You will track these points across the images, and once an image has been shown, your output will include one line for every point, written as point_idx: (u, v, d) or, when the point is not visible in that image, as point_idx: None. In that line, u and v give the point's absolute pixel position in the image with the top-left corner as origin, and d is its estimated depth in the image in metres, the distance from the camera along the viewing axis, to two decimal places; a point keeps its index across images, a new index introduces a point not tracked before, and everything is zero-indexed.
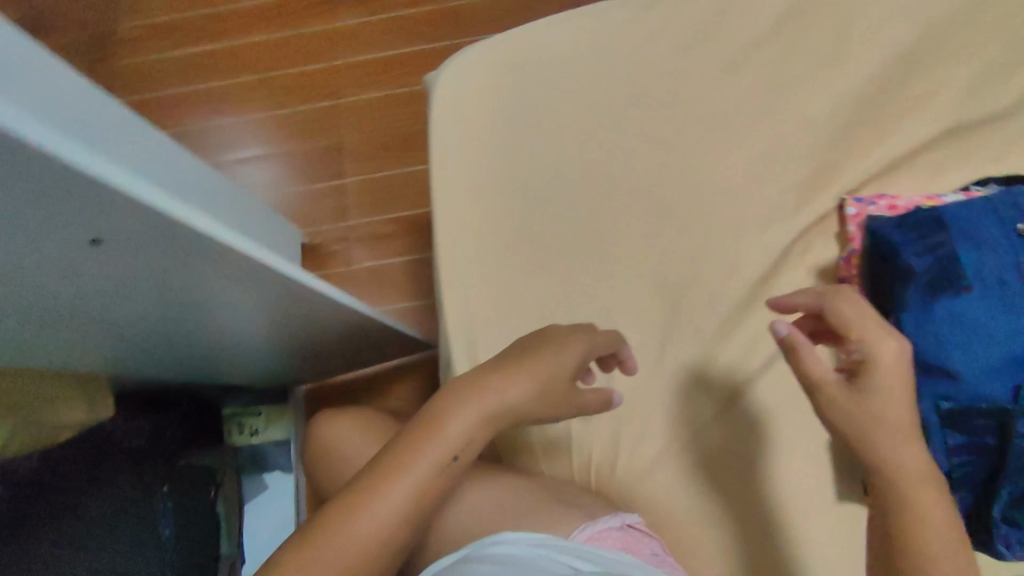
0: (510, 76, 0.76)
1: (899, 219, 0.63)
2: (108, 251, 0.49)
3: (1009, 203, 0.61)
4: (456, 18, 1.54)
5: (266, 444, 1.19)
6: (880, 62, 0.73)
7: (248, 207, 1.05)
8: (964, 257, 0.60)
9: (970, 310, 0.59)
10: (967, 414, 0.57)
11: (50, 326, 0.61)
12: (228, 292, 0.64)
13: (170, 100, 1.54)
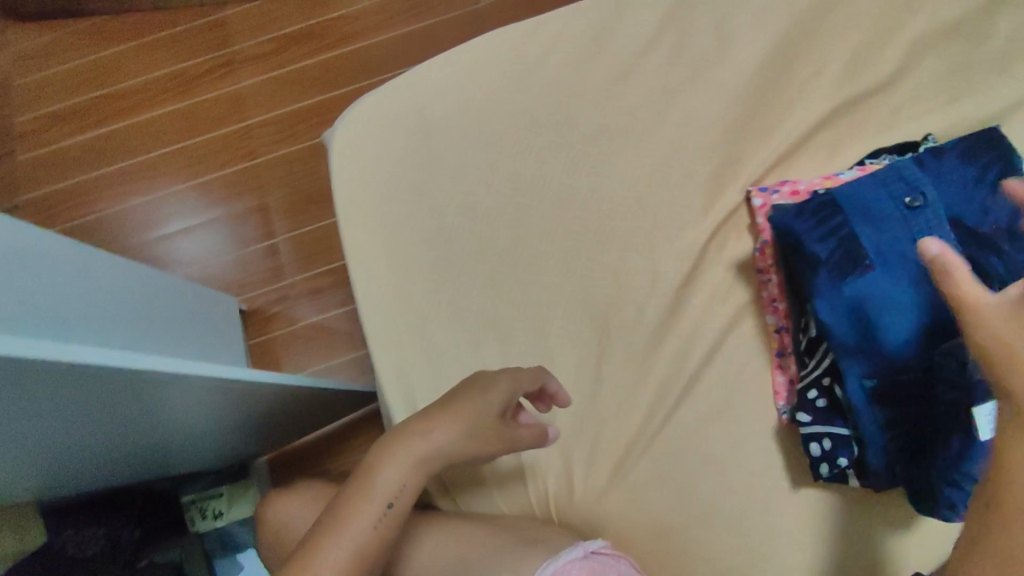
0: (400, 127, 0.78)
1: (798, 207, 0.65)
2: (94, 403, 0.58)
3: (896, 177, 0.64)
4: (363, 60, 1.54)
5: (231, 524, 1.14)
6: (757, 54, 0.75)
7: (203, 304, 1.11)
8: (862, 235, 0.63)
9: (876, 286, 0.61)
10: (891, 388, 0.59)
11: (55, 461, 0.71)
12: (197, 410, 0.72)
13: (82, 190, 1.49)
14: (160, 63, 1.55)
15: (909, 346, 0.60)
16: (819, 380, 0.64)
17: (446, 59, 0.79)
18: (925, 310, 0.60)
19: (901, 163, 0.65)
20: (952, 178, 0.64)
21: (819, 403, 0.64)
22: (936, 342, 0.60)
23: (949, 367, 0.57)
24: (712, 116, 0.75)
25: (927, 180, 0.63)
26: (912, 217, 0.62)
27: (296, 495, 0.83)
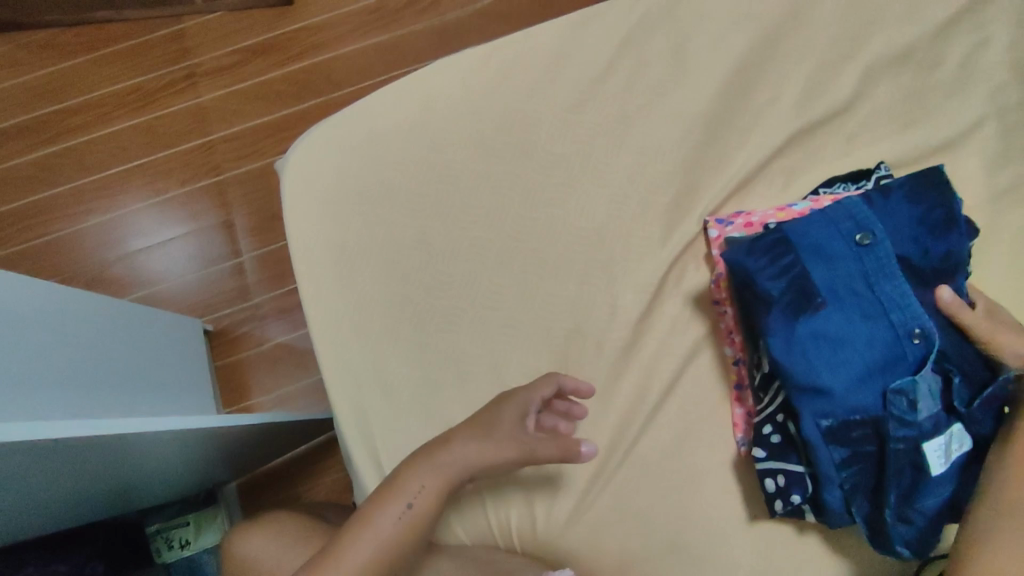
0: (355, 156, 0.76)
1: (751, 245, 0.66)
2: (39, 454, 0.62)
3: (847, 215, 0.65)
4: (329, 72, 1.51)
5: (201, 552, 1.11)
6: (714, 82, 0.75)
7: (138, 335, 1.12)
8: (815, 274, 0.64)
9: (829, 326, 0.63)
10: (843, 427, 0.62)
11: (10, 505, 0.74)
12: (146, 450, 0.76)
13: (34, 211, 1.45)
14: (114, 77, 1.51)
15: (860, 386, 0.62)
16: (775, 416, 0.66)
17: (403, 87, 0.78)
18: (874, 350, 0.62)
19: (851, 201, 0.66)
20: (899, 216, 0.66)
21: (774, 438, 0.65)
22: (886, 382, 0.62)
23: (898, 405, 0.61)
24: (671, 143, 0.75)
25: (876, 218, 0.65)
26: (862, 256, 0.64)
27: (261, 532, 0.82)
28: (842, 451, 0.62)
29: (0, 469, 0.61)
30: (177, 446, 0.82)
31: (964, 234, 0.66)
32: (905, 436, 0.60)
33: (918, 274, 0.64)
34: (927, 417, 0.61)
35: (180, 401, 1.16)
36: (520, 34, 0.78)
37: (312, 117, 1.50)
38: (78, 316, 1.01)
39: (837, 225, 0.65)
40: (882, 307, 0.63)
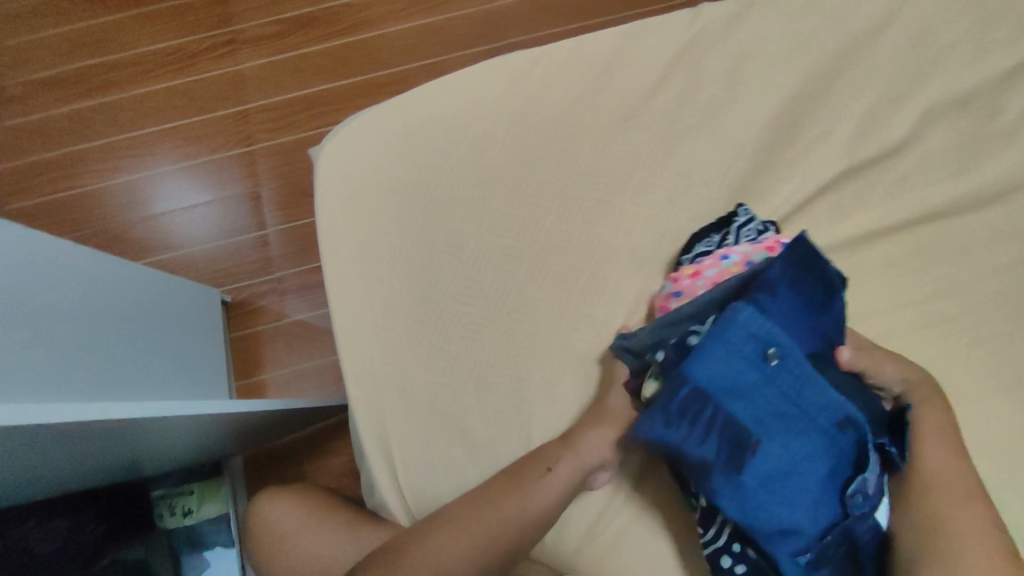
0: (394, 150, 0.76)
1: (665, 413, 0.60)
2: (56, 433, 0.63)
3: (744, 335, 0.60)
4: (369, 52, 1.50)
5: (203, 522, 1.15)
6: (765, 111, 0.74)
7: (159, 302, 1.14)
8: (738, 411, 0.60)
9: (773, 459, 0.60)
10: (818, 557, 0.59)
11: (26, 472, 0.76)
12: (155, 429, 0.78)
13: (59, 163, 1.45)
14: (155, 37, 1.51)
15: (814, 512, 0.59)
16: (733, 548, 0.64)
17: (448, 85, 0.77)
18: (816, 467, 0.60)
19: (741, 313, 0.60)
20: (785, 303, 0.62)
21: (739, 568, 0.64)
22: (839, 484, 0.60)
23: (858, 504, 0.59)
24: (715, 168, 0.73)
25: (773, 327, 0.60)
26: (775, 376, 0.60)
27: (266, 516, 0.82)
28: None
29: (20, 444, 0.63)
30: (187, 423, 0.82)
31: (838, 290, 0.65)
32: (865, 533, 0.59)
33: (823, 361, 0.62)
34: (875, 496, 0.60)
35: (194, 370, 1.17)
36: (572, 43, 0.77)
37: (349, 95, 1.48)
38: (100, 280, 1.02)
39: (739, 352, 0.60)
40: (809, 421, 0.60)
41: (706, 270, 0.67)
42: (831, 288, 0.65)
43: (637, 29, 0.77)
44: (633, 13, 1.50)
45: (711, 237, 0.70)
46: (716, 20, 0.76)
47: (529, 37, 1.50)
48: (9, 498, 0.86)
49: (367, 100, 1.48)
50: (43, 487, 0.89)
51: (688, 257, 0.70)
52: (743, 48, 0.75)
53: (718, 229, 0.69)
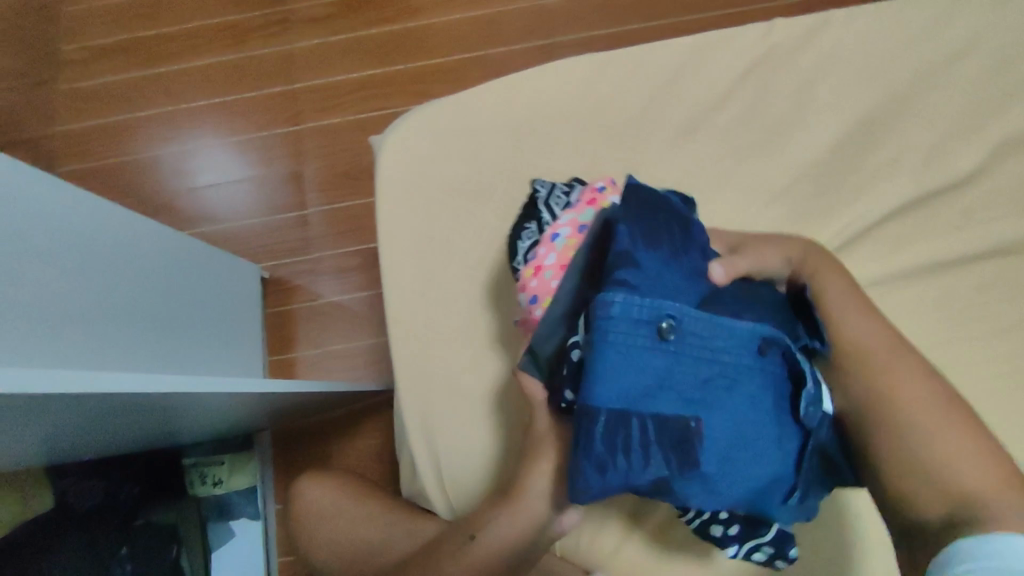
0: (457, 147, 0.76)
1: (592, 458, 0.50)
2: (119, 401, 0.65)
3: (633, 326, 0.49)
4: (419, 41, 1.50)
5: (232, 493, 1.18)
6: (831, 135, 0.74)
7: (207, 277, 1.16)
8: (667, 404, 0.50)
9: (722, 429, 0.51)
10: (803, 490, 0.55)
11: (80, 433, 0.79)
12: (198, 402, 0.81)
13: (109, 130, 1.47)
14: (210, 11, 1.53)
15: (779, 455, 0.53)
16: (720, 516, 0.61)
17: (515, 83, 0.78)
18: (761, 409, 0.52)
19: (616, 305, 0.49)
20: (647, 261, 0.54)
21: (732, 529, 0.61)
22: (784, 406, 0.54)
23: (812, 412, 0.54)
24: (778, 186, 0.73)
25: (653, 300, 0.50)
26: (679, 352, 0.50)
27: (308, 492, 0.86)
28: (807, 498, 0.56)
29: (85, 409, 0.65)
30: (227, 398, 0.84)
31: (687, 219, 0.60)
32: (825, 438, 0.57)
33: (710, 302, 0.54)
34: (820, 393, 0.56)
35: (233, 344, 1.20)
36: (641, 50, 0.77)
37: (398, 80, 1.49)
38: (155, 252, 1.04)
39: (636, 346, 0.50)
40: (733, 380, 0.52)
41: (546, 269, 0.61)
42: (683, 223, 0.59)
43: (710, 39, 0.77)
44: (687, 18, 1.48)
45: (529, 229, 0.67)
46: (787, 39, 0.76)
47: (579, 36, 1.49)
48: (52, 459, 0.88)
49: (414, 87, 1.48)
50: (86, 450, 0.92)
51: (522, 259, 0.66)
52: (811, 70, 0.76)
53: (530, 216, 0.67)
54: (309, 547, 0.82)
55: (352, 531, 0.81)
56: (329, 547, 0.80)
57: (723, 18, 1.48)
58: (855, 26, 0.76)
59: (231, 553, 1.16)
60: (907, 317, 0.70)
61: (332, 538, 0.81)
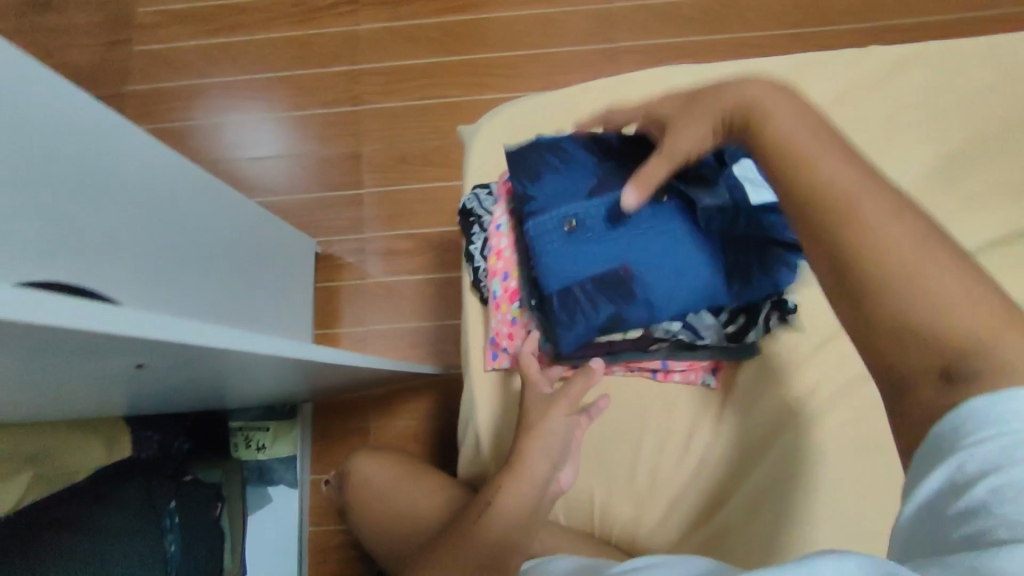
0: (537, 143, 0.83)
1: (565, 323, 0.69)
2: (239, 364, 0.63)
3: (549, 233, 0.71)
4: (485, 33, 1.48)
5: (272, 459, 1.20)
6: (914, 168, 0.76)
7: (277, 245, 1.17)
8: (594, 266, 0.70)
9: (643, 263, 0.69)
10: (745, 268, 0.70)
11: (173, 397, 0.77)
12: (275, 373, 0.80)
13: (178, 96, 1.51)
14: None
15: (703, 258, 0.69)
16: (725, 324, 0.71)
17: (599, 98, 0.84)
18: (671, 235, 0.69)
19: (535, 229, 0.71)
20: (546, 184, 0.73)
21: (733, 331, 0.71)
22: (693, 224, 0.70)
23: (716, 219, 0.69)
24: None
25: (551, 209, 0.71)
26: (588, 235, 0.70)
27: (366, 461, 0.89)
28: (759, 270, 0.70)
29: (197, 372, 0.63)
30: (286, 375, 0.87)
31: (559, 143, 0.76)
32: (736, 229, 0.69)
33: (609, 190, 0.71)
34: (728, 198, 0.69)
35: (289, 314, 1.23)
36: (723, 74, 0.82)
37: (459, 69, 1.47)
38: (244, 214, 1.02)
39: (554, 241, 0.70)
40: (639, 227, 0.70)
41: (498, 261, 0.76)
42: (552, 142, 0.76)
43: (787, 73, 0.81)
44: (778, 30, 1.40)
45: (476, 232, 0.79)
46: (862, 78, 0.81)
47: (647, 41, 1.44)
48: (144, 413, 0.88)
49: (475, 78, 1.46)
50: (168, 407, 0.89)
51: (479, 259, 0.79)
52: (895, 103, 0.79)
53: (474, 222, 0.79)
54: (360, 514, 0.86)
55: (403, 505, 0.83)
56: (379, 512, 0.84)
57: (818, 33, 1.41)
58: (934, 68, 0.79)
59: (268, 516, 1.21)
60: None
61: (384, 504, 0.84)
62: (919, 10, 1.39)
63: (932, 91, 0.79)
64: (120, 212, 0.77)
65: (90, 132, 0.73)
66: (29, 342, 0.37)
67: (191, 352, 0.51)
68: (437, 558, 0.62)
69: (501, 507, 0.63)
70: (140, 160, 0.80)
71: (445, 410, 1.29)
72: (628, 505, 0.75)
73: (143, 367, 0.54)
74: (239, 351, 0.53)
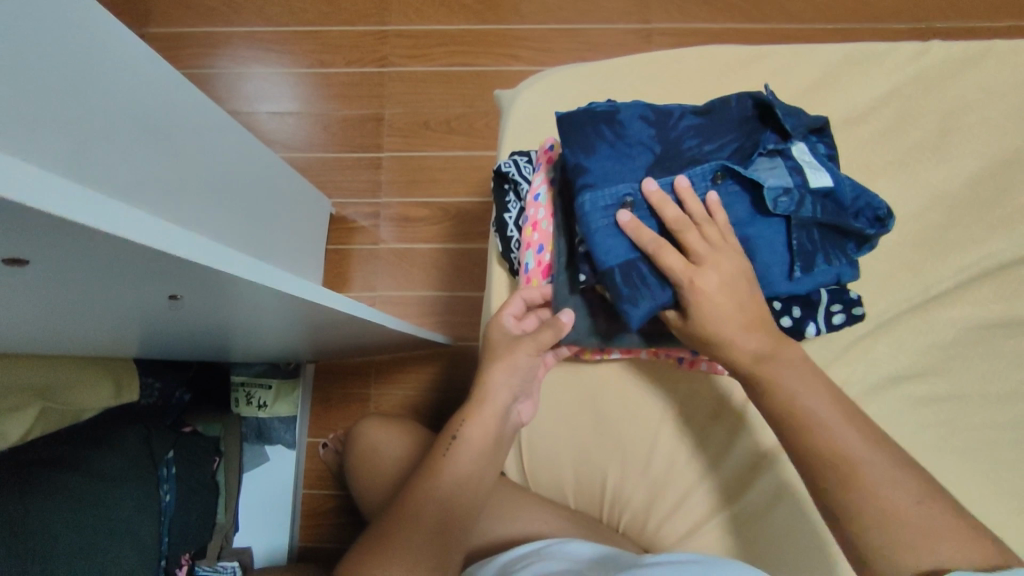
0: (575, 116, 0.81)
1: (631, 296, 0.59)
2: (260, 309, 0.61)
3: (602, 214, 0.62)
4: (519, 3, 1.44)
5: (272, 419, 1.20)
6: (964, 171, 0.74)
7: (296, 201, 1.14)
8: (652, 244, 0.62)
9: None
10: (812, 255, 0.63)
11: (180, 345, 0.76)
12: (285, 331, 0.78)
13: (199, 42, 1.47)
14: None
15: (764, 241, 0.63)
16: (777, 308, 0.65)
17: (643, 76, 0.82)
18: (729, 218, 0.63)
19: (584, 208, 0.62)
20: (599, 156, 0.64)
21: (789, 319, 0.65)
22: (751, 208, 0.64)
23: (783, 204, 0.62)
24: (905, 213, 0.74)
25: (605, 179, 0.63)
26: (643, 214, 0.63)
27: (372, 427, 0.88)
28: (824, 260, 0.63)
29: (216, 317, 0.62)
30: (298, 335, 0.84)
31: (616, 110, 0.66)
32: (807, 213, 0.62)
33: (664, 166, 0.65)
34: (794, 179, 0.63)
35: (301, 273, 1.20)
36: (770, 64, 0.80)
37: (489, 37, 1.43)
38: (268, 164, 1.00)
39: (608, 213, 0.62)
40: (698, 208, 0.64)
41: (538, 227, 0.71)
42: (610, 116, 0.65)
43: (842, 67, 0.79)
44: (820, 24, 1.37)
45: (510, 201, 0.76)
46: (922, 74, 0.77)
47: (683, 25, 1.40)
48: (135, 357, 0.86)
49: (505, 49, 1.42)
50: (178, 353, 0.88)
51: (512, 229, 0.76)
52: (948, 106, 0.76)
53: (511, 188, 0.76)
54: (365, 481, 0.84)
55: (400, 471, 0.81)
56: (383, 478, 0.82)
57: (861, 30, 1.36)
58: (1001, 70, 0.76)
59: (262, 475, 1.20)
60: None
61: (391, 470, 0.82)
62: (966, 15, 1.34)
63: (995, 93, 0.75)
64: (145, 144, 0.73)
65: (119, 56, 0.70)
66: (55, 242, 0.34)
67: (205, 288, 0.49)
68: (413, 483, 0.61)
69: (466, 435, 0.64)
70: (168, 94, 0.77)
71: (449, 381, 1.26)
72: (641, 494, 0.72)
73: (171, 299, 0.52)
74: (263, 287, 0.50)
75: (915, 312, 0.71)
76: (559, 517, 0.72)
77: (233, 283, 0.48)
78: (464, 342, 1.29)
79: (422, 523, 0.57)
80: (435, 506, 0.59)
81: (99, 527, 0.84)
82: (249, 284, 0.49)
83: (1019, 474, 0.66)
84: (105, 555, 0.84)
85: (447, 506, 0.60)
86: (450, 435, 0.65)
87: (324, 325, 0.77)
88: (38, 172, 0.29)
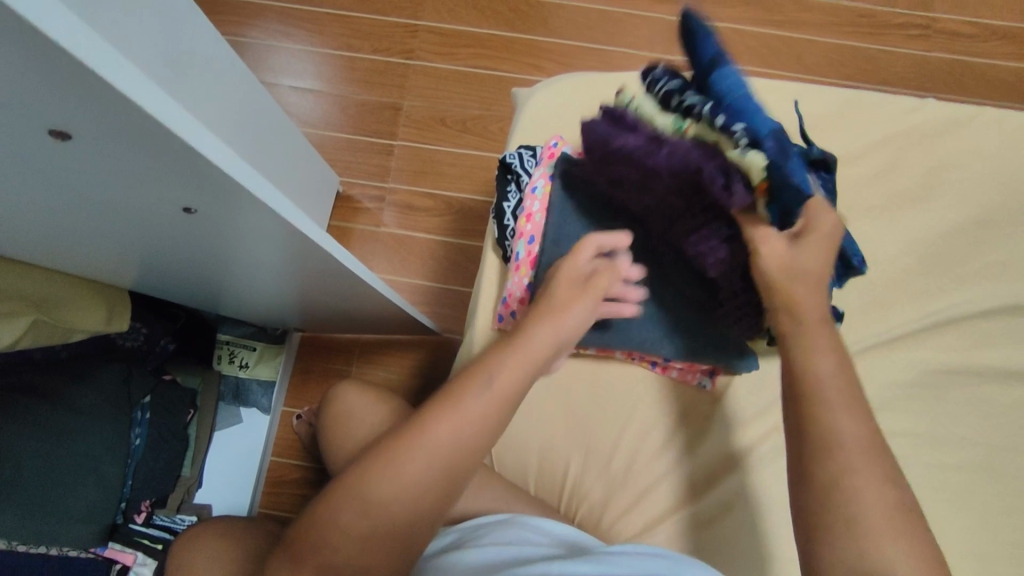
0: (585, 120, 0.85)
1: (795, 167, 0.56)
2: (258, 246, 0.62)
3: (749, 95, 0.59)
4: (548, 17, 1.49)
5: (252, 380, 1.22)
6: (944, 223, 0.78)
7: (309, 168, 1.16)
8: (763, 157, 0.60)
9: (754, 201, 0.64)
10: None
11: (173, 280, 0.77)
12: (274, 284, 0.79)
13: (233, 10, 1.51)
14: None
15: None
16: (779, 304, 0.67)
17: None
18: None
19: (732, 79, 0.58)
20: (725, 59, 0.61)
21: None
22: None
23: None
24: (885, 253, 0.77)
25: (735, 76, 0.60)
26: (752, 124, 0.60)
27: (347, 390, 0.90)
28: None
29: (216, 252, 0.63)
30: (290, 292, 0.86)
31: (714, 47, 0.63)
32: None
33: None
34: None
35: None
36: (773, 98, 0.84)
37: (515, 45, 1.47)
38: (286, 126, 1.02)
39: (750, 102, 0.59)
40: None
41: (533, 220, 0.75)
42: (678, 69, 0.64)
43: (841, 111, 0.84)
44: (832, 79, 1.42)
45: (511, 190, 0.80)
46: (916, 129, 0.82)
47: None
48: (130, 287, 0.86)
49: (529, 59, 1.47)
50: (171, 293, 0.89)
51: (509, 218, 0.79)
52: (937, 160, 0.80)
53: (513, 180, 0.80)
54: (336, 445, 0.86)
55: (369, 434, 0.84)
56: (356, 443, 0.84)
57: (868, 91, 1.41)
58: (990, 135, 0.80)
59: (235, 436, 1.22)
60: (977, 408, 0.72)
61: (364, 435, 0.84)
62: (970, 93, 1.39)
63: (982, 154, 0.80)
64: (171, 78, 0.75)
65: None
66: (69, 110, 0.35)
67: (211, 207, 0.51)
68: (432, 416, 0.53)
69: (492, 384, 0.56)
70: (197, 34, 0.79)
71: (428, 369, 1.28)
72: (599, 488, 0.74)
73: (180, 217, 0.53)
74: (266, 209, 0.51)
75: (883, 346, 0.74)
76: (520, 497, 0.73)
77: (242, 204, 0.50)
78: (449, 335, 1.32)
79: (430, 471, 0.51)
80: (440, 459, 0.51)
81: (63, 457, 0.86)
82: (260, 208, 0.51)
83: (965, 509, 0.68)
84: (65, 490, 0.86)
85: (459, 462, 0.52)
86: (486, 382, 0.56)
87: (318, 284, 0.78)
88: (64, 15, 0.30)
